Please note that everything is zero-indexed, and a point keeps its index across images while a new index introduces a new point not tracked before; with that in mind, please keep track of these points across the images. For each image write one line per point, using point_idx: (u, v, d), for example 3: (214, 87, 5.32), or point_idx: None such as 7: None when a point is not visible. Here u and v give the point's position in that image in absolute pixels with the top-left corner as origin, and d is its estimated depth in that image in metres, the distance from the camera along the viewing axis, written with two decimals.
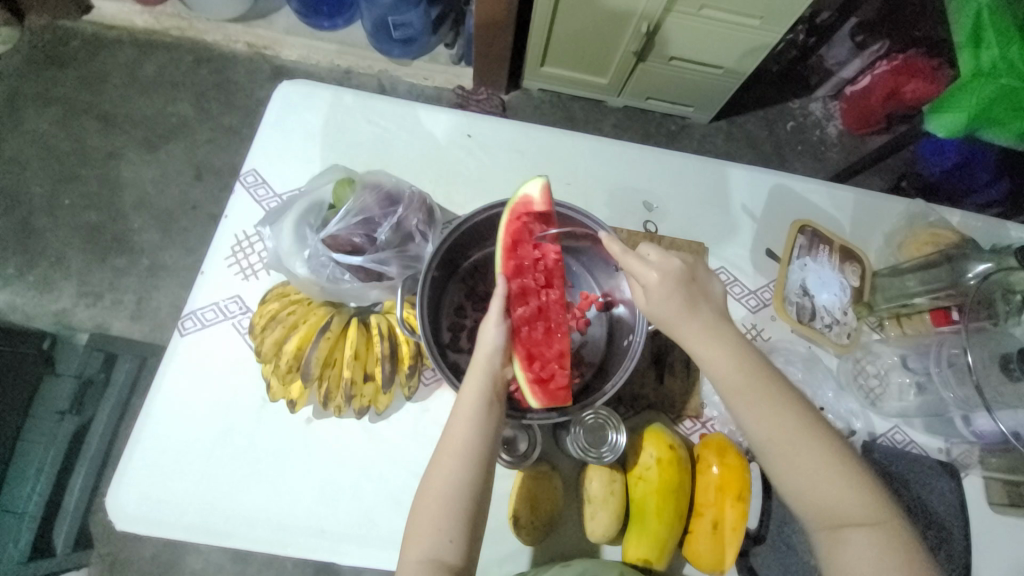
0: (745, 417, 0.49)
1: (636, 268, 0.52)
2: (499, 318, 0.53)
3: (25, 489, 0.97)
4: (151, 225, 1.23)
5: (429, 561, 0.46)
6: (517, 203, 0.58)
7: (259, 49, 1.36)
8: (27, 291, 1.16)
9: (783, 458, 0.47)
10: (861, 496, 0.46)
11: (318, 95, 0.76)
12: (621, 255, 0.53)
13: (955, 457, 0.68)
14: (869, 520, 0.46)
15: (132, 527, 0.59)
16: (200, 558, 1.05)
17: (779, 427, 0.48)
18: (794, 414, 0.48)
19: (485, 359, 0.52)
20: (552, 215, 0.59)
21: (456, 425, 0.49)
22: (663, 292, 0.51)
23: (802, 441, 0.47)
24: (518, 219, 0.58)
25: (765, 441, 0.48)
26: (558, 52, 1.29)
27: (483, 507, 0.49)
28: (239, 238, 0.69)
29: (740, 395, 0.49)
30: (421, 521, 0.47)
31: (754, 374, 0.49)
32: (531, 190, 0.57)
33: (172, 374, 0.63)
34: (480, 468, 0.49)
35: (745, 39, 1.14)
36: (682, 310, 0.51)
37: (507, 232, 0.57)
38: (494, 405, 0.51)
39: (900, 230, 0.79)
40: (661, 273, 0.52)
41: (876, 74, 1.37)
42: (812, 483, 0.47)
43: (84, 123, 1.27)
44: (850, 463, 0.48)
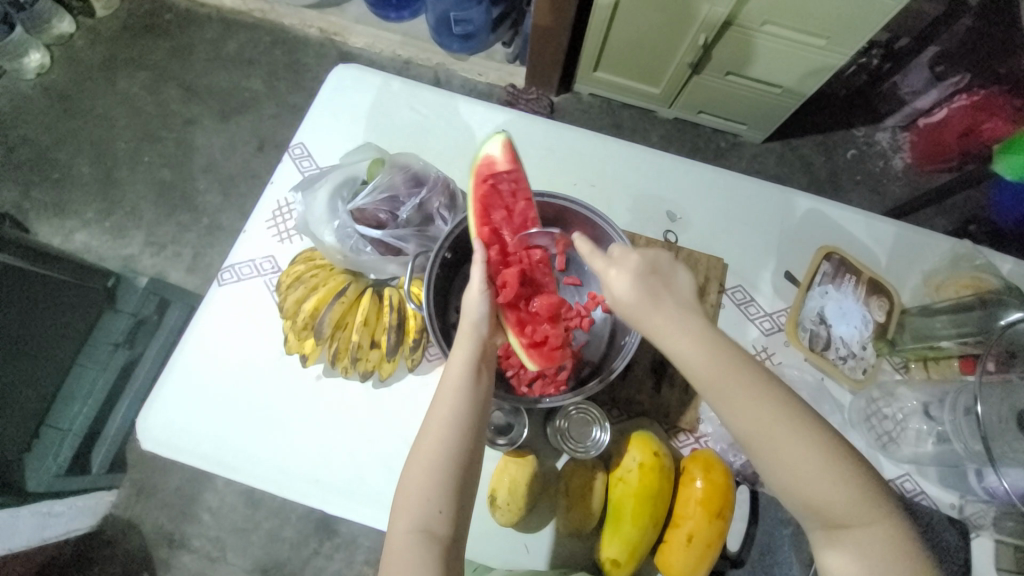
0: (726, 413, 0.48)
1: (597, 267, 0.53)
2: (482, 287, 0.55)
3: (73, 409, 1.07)
4: (215, 188, 1.35)
5: (418, 531, 0.48)
6: (481, 165, 0.62)
7: (330, 34, 1.45)
8: (104, 236, 1.30)
9: (771, 458, 0.46)
10: (855, 495, 0.45)
11: (369, 80, 0.82)
12: (589, 254, 0.53)
13: (967, 515, 0.65)
14: (862, 521, 0.45)
15: (156, 448, 0.66)
16: (217, 497, 1.16)
17: (766, 427, 0.46)
18: (779, 416, 0.47)
19: (471, 328, 0.55)
20: (517, 172, 0.61)
21: (445, 396, 0.52)
22: (628, 283, 0.51)
23: (791, 440, 0.46)
24: (483, 180, 0.61)
25: (750, 441, 0.47)
26: (612, 58, 1.29)
27: (471, 479, 0.51)
28: (280, 204, 0.75)
29: (720, 391, 0.48)
30: (411, 493, 0.50)
31: (730, 372, 0.48)
32: (493, 148, 0.61)
33: (206, 317, 0.70)
34: (468, 438, 0.51)
35: (810, 59, 1.10)
36: (647, 304, 0.51)
37: (476, 196, 0.60)
38: (481, 375, 0.54)
39: (940, 270, 0.74)
40: (620, 269, 0.52)
41: (953, 108, 1.28)
42: (806, 490, 0.46)
43: (169, 90, 1.41)
44: (843, 460, 0.46)
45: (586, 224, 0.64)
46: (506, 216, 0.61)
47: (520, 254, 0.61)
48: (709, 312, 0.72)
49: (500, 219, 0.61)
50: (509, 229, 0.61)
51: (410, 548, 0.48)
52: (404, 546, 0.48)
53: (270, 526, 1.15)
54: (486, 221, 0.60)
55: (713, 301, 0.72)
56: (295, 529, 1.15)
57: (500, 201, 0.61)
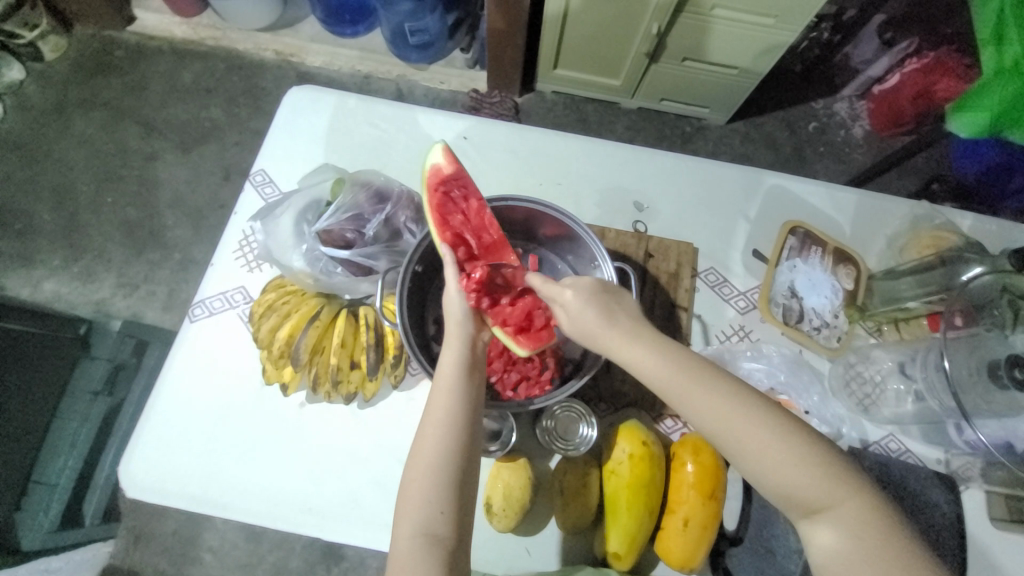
0: (685, 410, 0.49)
1: (553, 293, 0.56)
2: (460, 287, 0.56)
3: (57, 463, 1.04)
4: (184, 222, 1.32)
5: (422, 534, 0.48)
6: (430, 175, 0.63)
7: (286, 56, 1.44)
8: (73, 282, 1.27)
9: (735, 446, 0.47)
10: (823, 473, 0.45)
11: (325, 100, 0.81)
12: (542, 284, 0.57)
13: (954, 469, 0.67)
14: (836, 500, 0.44)
15: (140, 495, 0.64)
16: (217, 535, 1.14)
17: (724, 416, 0.48)
18: (734, 405, 0.48)
19: (457, 328, 0.55)
20: (464, 176, 0.63)
21: (439, 395, 0.52)
22: (577, 297, 0.54)
23: (749, 425, 0.47)
24: (435, 190, 0.62)
25: (711, 432, 0.48)
26: (570, 55, 1.30)
27: (471, 476, 0.51)
28: (245, 234, 0.74)
29: (675, 388, 0.50)
30: (411, 498, 0.49)
31: (683, 371, 0.50)
32: (438, 160, 0.63)
33: (180, 356, 0.69)
34: (465, 436, 0.51)
35: (760, 38, 1.12)
36: (595, 316, 0.53)
37: (431, 205, 0.61)
38: (473, 374, 0.54)
39: (902, 233, 0.77)
40: (575, 289, 0.55)
41: (905, 73, 1.32)
42: (772, 476, 0.46)
43: (127, 127, 1.38)
44: (804, 442, 0.46)
45: (557, 221, 0.64)
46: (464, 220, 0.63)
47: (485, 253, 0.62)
48: (685, 297, 0.73)
49: (458, 222, 0.62)
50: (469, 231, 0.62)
51: (414, 553, 0.47)
52: (407, 552, 0.47)
53: (275, 558, 1.13)
54: (446, 226, 0.61)
55: (688, 285, 0.73)
56: (301, 559, 1.13)
57: (454, 207, 0.63)
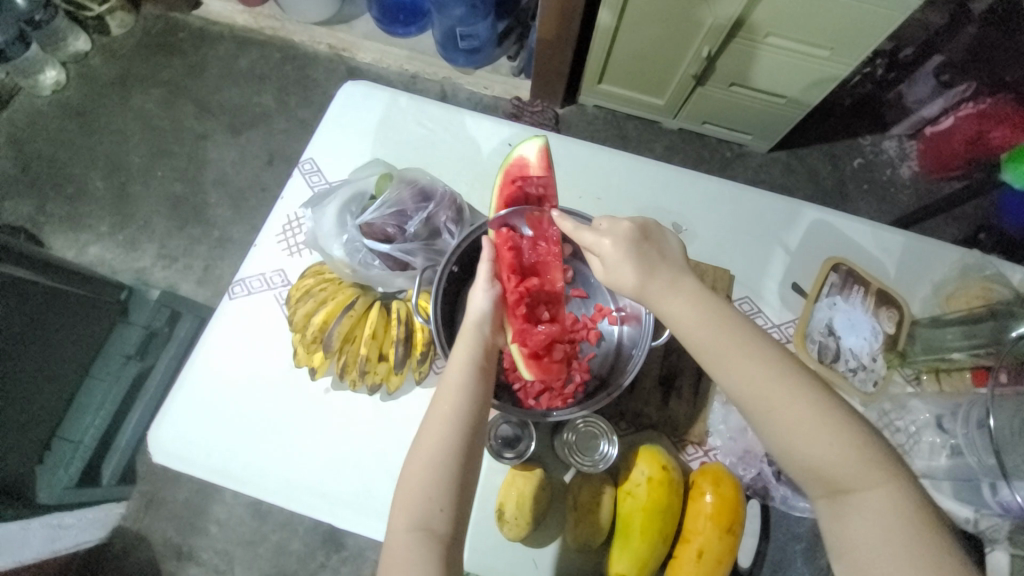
0: (721, 375, 0.50)
1: (586, 240, 0.57)
2: (487, 283, 0.57)
3: (84, 421, 1.08)
4: (225, 201, 1.37)
5: (418, 528, 0.48)
6: (512, 165, 0.65)
7: (339, 50, 1.49)
8: (117, 249, 1.33)
9: (767, 417, 0.48)
10: (856, 457, 0.45)
11: (378, 97, 0.83)
12: (574, 230, 0.58)
13: (981, 530, 0.64)
14: (863, 483, 0.45)
15: (164, 460, 0.67)
16: (225, 509, 1.16)
17: (760, 389, 0.48)
18: (773, 374, 0.48)
19: (474, 327, 0.56)
20: (547, 180, 0.63)
21: (448, 392, 0.53)
22: (622, 258, 0.54)
23: (785, 400, 0.47)
24: (511, 181, 0.64)
25: (746, 400, 0.49)
26: (615, 71, 1.30)
27: (471, 474, 0.51)
28: (290, 219, 0.77)
29: (714, 352, 0.50)
30: (411, 491, 0.50)
31: (723, 334, 0.51)
32: (527, 152, 0.65)
33: (216, 331, 0.71)
34: (470, 435, 0.52)
35: (813, 69, 1.10)
36: (639, 277, 0.54)
37: (501, 196, 0.64)
38: (483, 373, 0.54)
39: (950, 280, 0.74)
40: (613, 239, 0.55)
41: (959, 117, 1.28)
42: (804, 451, 0.47)
43: (183, 106, 1.44)
44: (839, 421, 0.47)
45: None
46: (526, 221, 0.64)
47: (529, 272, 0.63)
48: None
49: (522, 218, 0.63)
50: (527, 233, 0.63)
51: (409, 545, 0.48)
52: (403, 545, 0.48)
53: (278, 538, 1.15)
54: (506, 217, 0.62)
55: None
56: (302, 542, 1.15)
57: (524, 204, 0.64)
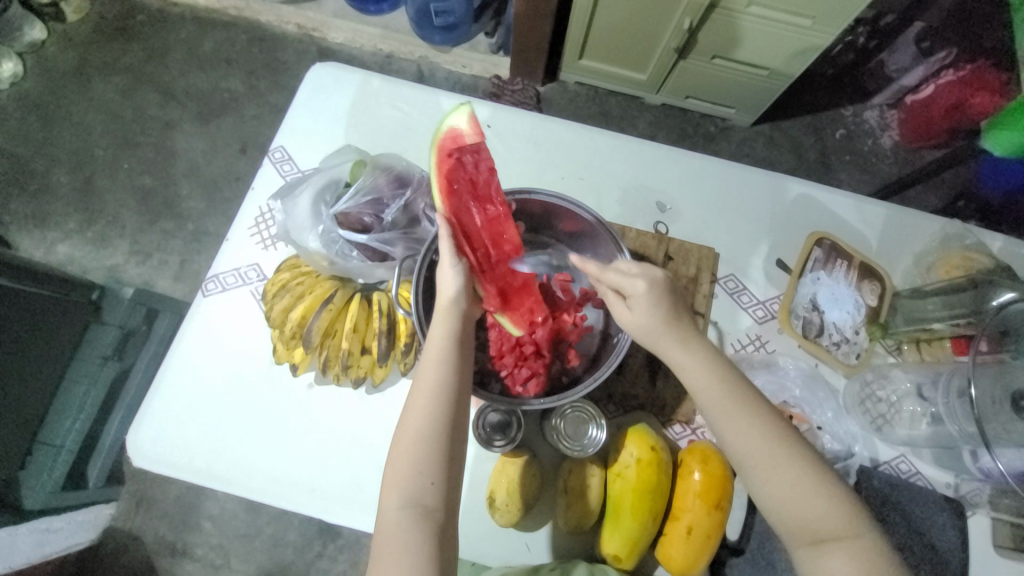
0: (726, 429, 0.51)
1: (614, 281, 0.55)
2: (452, 258, 0.56)
3: (65, 424, 1.04)
4: (197, 193, 1.32)
5: (409, 505, 0.48)
6: (445, 138, 0.62)
7: (308, 30, 1.42)
8: (86, 246, 1.28)
9: (766, 472, 0.49)
10: (842, 510, 0.47)
11: (348, 78, 0.80)
12: (600, 272, 0.56)
13: (963, 494, 0.66)
14: (847, 533, 0.47)
15: (146, 464, 0.65)
16: (218, 504, 1.16)
17: (760, 444, 0.49)
18: (772, 430, 0.50)
19: (449, 302, 0.55)
20: (479, 144, 0.62)
21: (429, 365, 0.52)
22: (647, 306, 0.54)
23: (780, 454, 0.49)
24: (447, 155, 0.62)
25: (746, 455, 0.50)
26: (597, 45, 1.27)
27: (458, 447, 0.51)
28: (262, 211, 0.74)
29: (719, 407, 0.51)
30: (398, 469, 0.49)
31: (731, 390, 0.51)
32: (458, 123, 0.62)
33: (192, 329, 0.69)
34: (454, 406, 0.51)
35: (795, 39, 1.08)
36: (660, 328, 0.54)
37: (440, 171, 0.61)
38: (462, 344, 0.54)
39: (931, 251, 0.74)
40: (648, 281, 0.55)
41: (940, 84, 1.27)
42: (795, 504, 0.48)
43: (147, 94, 1.37)
44: (825, 476, 0.49)
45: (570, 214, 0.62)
46: (471, 189, 0.62)
47: (487, 240, 0.61)
48: (702, 302, 0.71)
49: (462, 192, 0.61)
50: (474, 200, 0.62)
51: (400, 523, 0.47)
52: (396, 524, 0.47)
53: (273, 531, 1.15)
54: (451, 193, 0.61)
55: (706, 291, 0.72)
56: (297, 534, 1.15)
57: (464, 173, 0.62)
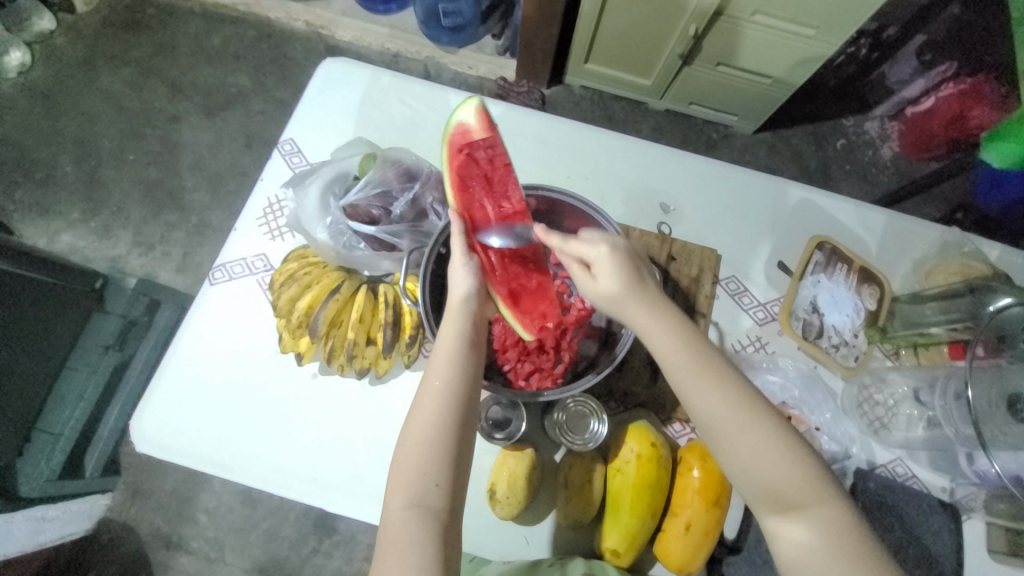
0: (690, 396, 0.50)
1: (578, 248, 0.55)
2: (465, 257, 0.57)
3: (64, 413, 1.05)
4: (202, 186, 1.33)
5: (415, 506, 0.48)
6: (455, 133, 0.61)
7: (316, 28, 1.43)
8: (90, 236, 1.28)
9: (729, 438, 0.49)
10: (805, 476, 0.47)
11: (359, 74, 0.80)
12: (561, 245, 0.56)
13: (958, 499, 0.67)
14: (812, 499, 0.46)
15: (148, 450, 0.65)
16: (214, 497, 1.16)
17: (723, 407, 0.49)
18: (735, 394, 0.50)
19: (461, 303, 0.55)
20: (494, 140, 0.61)
21: (438, 368, 0.52)
22: (608, 271, 0.54)
23: (743, 418, 0.49)
24: (458, 150, 0.61)
25: (710, 420, 0.49)
26: (602, 50, 1.28)
27: (466, 449, 0.52)
28: (270, 202, 0.74)
29: (683, 373, 0.51)
30: (405, 469, 0.50)
31: (696, 356, 0.51)
32: (466, 117, 0.61)
33: (198, 317, 0.69)
34: (461, 409, 0.51)
35: (799, 49, 1.10)
36: (624, 292, 0.53)
37: (452, 167, 0.61)
38: (473, 347, 0.54)
39: (930, 258, 0.75)
40: (609, 246, 0.55)
41: (940, 96, 1.29)
42: (759, 468, 0.48)
43: (154, 87, 1.38)
44: (790, 440, 0.48)
45: (582, 214, 0.63)
46: (485, 185, 0.63)
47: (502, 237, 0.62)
48: (704, 303, 0.72)
49: (478, 189, 0.62)
50: (489, 196, 0.62)
51: (405, 523, 0.48)
52: (400, 523, 0.48)
53: (269, 525, 1.15)
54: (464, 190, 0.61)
55: (707, 291, 0.72)
56: (293, 529, 1.15)
57: (477, 168, 0.62)
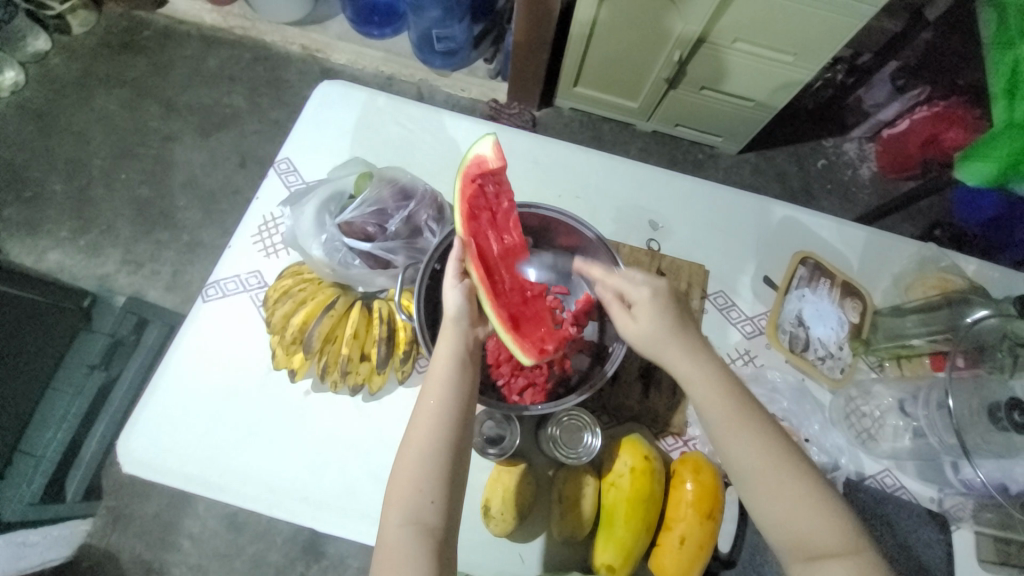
0: (732, 444, 0.52)
1: (621, 286, 0.57)
2: (455, 280, 0.57)
3: (46, 435, 1.01)
4: (194, 205, 1.33)
5: (411, 522, 0.48)
6: (471, 165, 0.62)
7: (312, 51, 1.46)
8: (78, 255, 1.27)
9: (770, 487, 0.50)
10: (838, 528, 0.49)
11: (355, 96, 0.83)
12: (605, 275, 0.58)
13: (946, 509, 0.67)
14: (845, 548, 0.49)
15: (136, 470, 0.64)
16: (198, 522, 1.12)
17: (764, 456, 0.51)
18: (774, 444, 0.52)
19: (454, 322, 0.56)
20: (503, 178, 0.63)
21: (432, 386, 0.52)
22: (650, 315, 0.55)
23: (782, 468, 0.51)
24: (471, 181, 0.61)
25: (751, 469, 0.51)
26: (590, 75, 1.33)
27: (461, 465, 0.52)
28: (266, 219, 0.75)
29: (725, 422, 0.52)
30: (401, 487, 0.50)
31: (738, 405, 0.53)
32: (484, 150, 0.61)
33: (190, 334, 0.69)
34: (456, 427, 0.52)
35: (778, 74, 1.15)
36: (666, 336, 0.55)
37: (464, 197, 0.61)
38: (467, 364, 0.54)
39: (908, 272, 0.78)
40: (652, 290, 0.57)
41: (915, 119, 1.35)
42: (797, 517, 0.50)
43: (149, 107, 1.39)
44: (823, 491, 0.51)
45: (575, 232, 0.65)
46: (490, 219, 0.64)
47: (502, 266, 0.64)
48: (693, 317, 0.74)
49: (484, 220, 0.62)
50: (493, 229, 0.64)
51: (401, 540, 0.48)
52: (396, 540, 0.48)
53: (255, 550, 1.12)
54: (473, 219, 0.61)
55: (696, 306, 0.74)
56: (280, 553, 1.12)
57: (485, 202, 0.63)
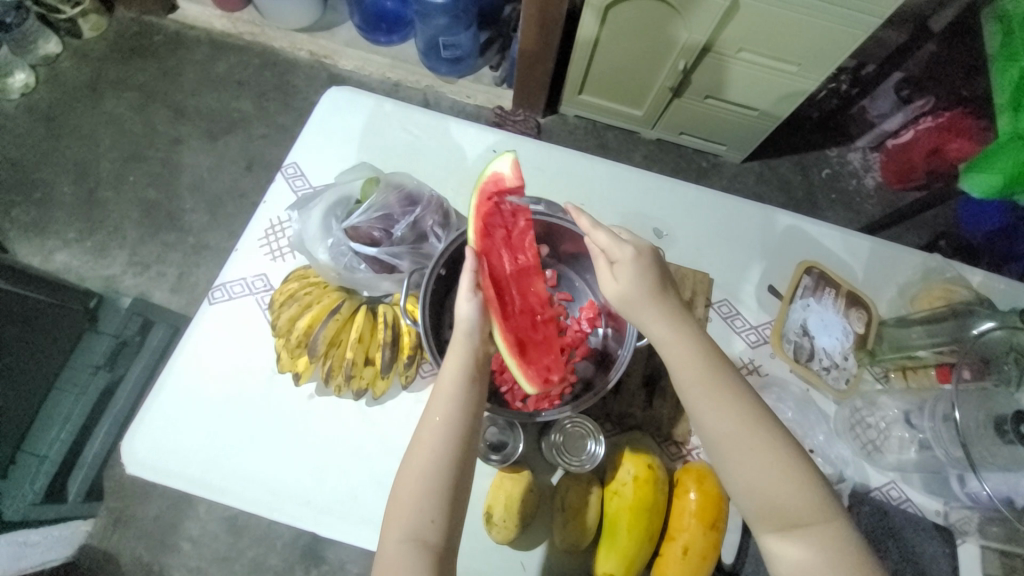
0: (703, 412, 0.51)
1: (600, 241, 0.58)
2: (470, 292, 0.55)
3: (49, 435, 1.02)
4: (201, 207, 1.34)
5: (411, 539, 0.48)
6: (488, 182, 0.62)
7: (320, 57, 1.48)
8: (85, 256, 1.28)
9: (739, 455, 0.50)
10: (809, 496, 0.48)
11: (363, 102, 0.83)
12: (591, 227, 0.59)
13: (952, 522, 0.67)
14: (818, 518, 0.48)
15: (139, 472, 0.64)
16: (198, 525, 1.12)
17: (735, 423, 0.50)
18: (748, 412, 0.51)
19: (465, 336, 0.55)
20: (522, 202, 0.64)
21: (438, 402, 0.52)
22: (629, 274, 0.56)
23: (754, 435, 0.50)
24: (488, 198, 0.62)
25: (720, 435, 0.50)
26: (595, 83, 1.34)
27: (464, 484, 0.51)
28: (272, 223, 0.76)
29: (697, 386, 0.52)
30: (402, 503, 0.50)
31: (713, 371, 0.52)
32: (503, 168, 0.62)
33: (195, 336, 0.69)
34: (461, 445, 0.51)
35: (783, 84, 1.15)
36: (643, 297, 0.55)
37: (479, 213, 0.61)
38: (475, 381, 0.54)
39: (914, 283, 0.78)
40: (635, 249, 0.57)
41: (920, 129, 1.35)
42: (766, 486, 0.49)
43: (158, 110, 1.41)
44: (798, 461, 0.50)
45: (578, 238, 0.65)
46: (505, 237, 0.64)
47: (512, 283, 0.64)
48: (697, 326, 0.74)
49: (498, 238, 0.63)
50: (506, 248, 0.64)
51: (400, 557, 0.48)
52: (395, 556, 0.48)
53: (254, 554, 1.11)
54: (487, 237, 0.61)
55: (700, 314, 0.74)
56: (279, 558, 1.11)
57: (501, 220, 0.64)
